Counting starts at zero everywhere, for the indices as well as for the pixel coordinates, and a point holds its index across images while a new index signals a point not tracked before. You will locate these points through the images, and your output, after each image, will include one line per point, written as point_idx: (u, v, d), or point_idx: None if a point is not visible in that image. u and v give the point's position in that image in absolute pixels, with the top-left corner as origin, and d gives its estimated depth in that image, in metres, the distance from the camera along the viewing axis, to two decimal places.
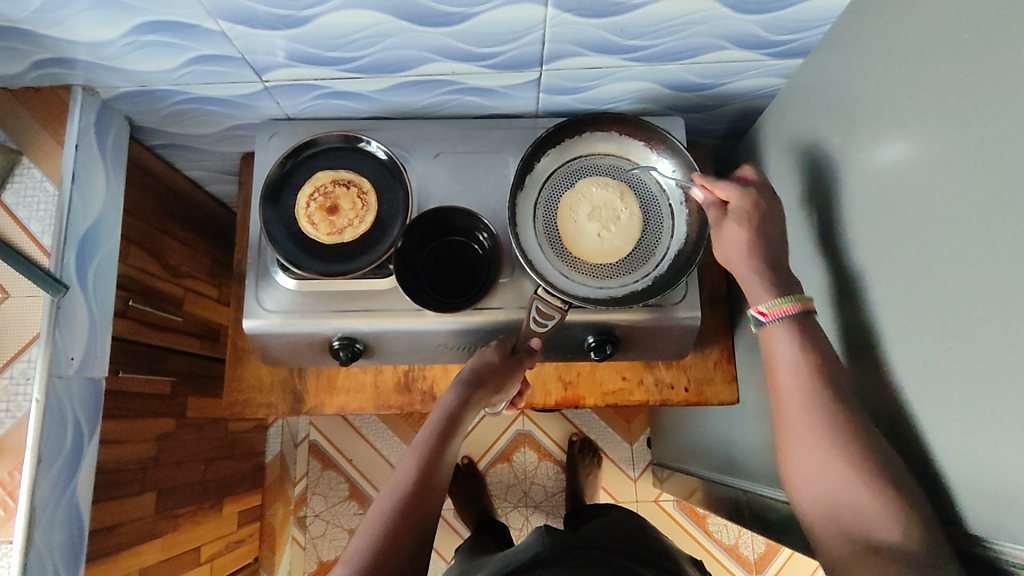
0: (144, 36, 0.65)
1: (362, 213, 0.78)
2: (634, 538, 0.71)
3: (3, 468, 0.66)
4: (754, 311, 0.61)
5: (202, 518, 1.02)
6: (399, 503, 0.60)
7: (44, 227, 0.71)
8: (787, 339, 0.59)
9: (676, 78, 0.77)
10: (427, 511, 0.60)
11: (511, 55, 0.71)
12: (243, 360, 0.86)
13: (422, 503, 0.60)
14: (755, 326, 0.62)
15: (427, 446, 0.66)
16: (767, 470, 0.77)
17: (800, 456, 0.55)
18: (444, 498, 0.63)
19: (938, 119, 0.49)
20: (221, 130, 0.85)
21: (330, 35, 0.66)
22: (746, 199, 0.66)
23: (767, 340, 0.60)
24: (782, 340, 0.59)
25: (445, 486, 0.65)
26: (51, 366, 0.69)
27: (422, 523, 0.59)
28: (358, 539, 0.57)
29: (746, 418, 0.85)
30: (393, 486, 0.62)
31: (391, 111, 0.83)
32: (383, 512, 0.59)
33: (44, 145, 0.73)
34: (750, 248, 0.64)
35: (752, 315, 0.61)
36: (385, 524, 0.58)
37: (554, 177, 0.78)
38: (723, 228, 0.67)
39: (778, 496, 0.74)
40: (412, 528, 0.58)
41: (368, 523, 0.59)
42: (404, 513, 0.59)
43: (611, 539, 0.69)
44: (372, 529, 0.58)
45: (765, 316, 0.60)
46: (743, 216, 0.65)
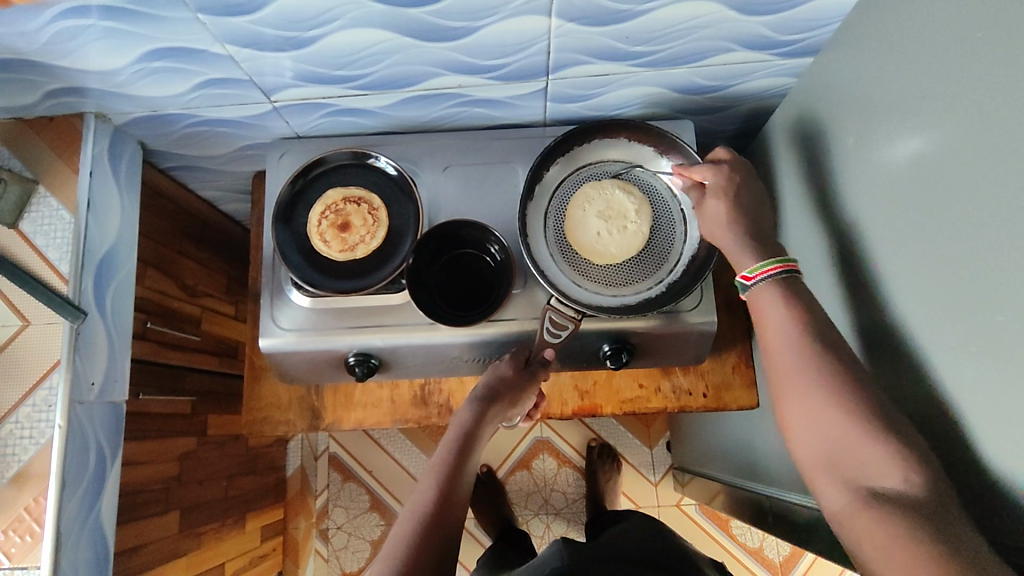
0: (152, 62, 0.66)
1: (373, 229, 0.78)
2: (653, 544, 0.70)
3: (29, 494, 0.67)
4: (741, 276, 0.62)
5: (225, 535, 1.02)
6: (421, 520, 0.60)
7: (61, 254, 0.73)
8: (776, 302, 0.58)
9: (684, 81, 0.76)
10: (449, 528, 0.60)
11: (516, 66, 0.70)
12: (260, 378, 0.87)
13: (443, 519, 0.60)
14: (745, 292, 0.62)
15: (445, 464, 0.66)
16: (789, 475, 0.76)
17: (799, 413, 0.53)
18: (464, 514, 0.63)
19: (953, 113, 0.47)
20: (232, 150, 0.86)
21: (336, 54, 0.66)
22: (721, 177, 0.69)
23: (755, 305, 0.60)
24: (772, 302, 0.58)
25: (465, 503, 0.65)
26: (73, 392, 0.70)
27: (445, 539, 0.59)
28: (382, 556, 0.58)
29: (767, 422, 0.83)
30: (415, 504, 0.62)
31: (398, 126, 0.83)
32: (405, 531, 0.59)
33: (59, 173, 0.75)
34: (731, 220, 0.66)
35: (739, 281, 0.62)
36: (406, 541, 0.58)
37: (564, 185, 0.78)
38: (703, 205, 0.69)
39: (801, 503, 0.73)
40: (434, 545, 0.58)
41: (391, 541, 0.59)
42: (427, 531, 0.59)
43: (628, 547, 0.69)
44: (394, 548, 0.58)
45: (751, 280, 0.61)
46: (718, 191, 0.68)
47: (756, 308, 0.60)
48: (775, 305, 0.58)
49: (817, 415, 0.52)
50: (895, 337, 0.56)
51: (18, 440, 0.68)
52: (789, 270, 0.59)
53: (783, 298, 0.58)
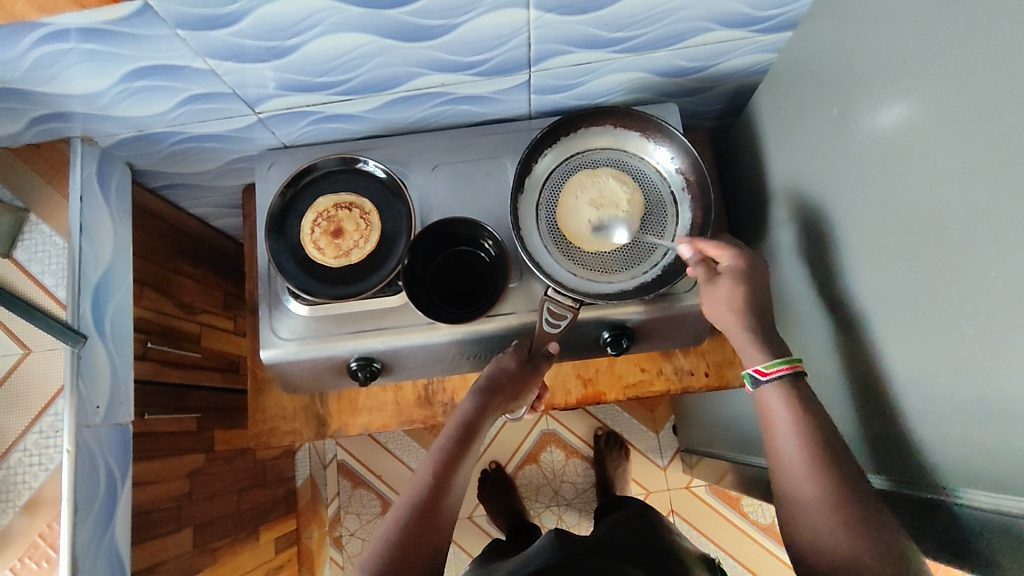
0: (135, 82, 0.66)
1: (366, 233, 0.78)
2: (647, 532, 0.73)
3: (43, 520, 0.66)
4: (754, 369, 0.63)
5: (240, 549, 1.02)
6: (413, 510, 0.60)
7: (57, 280, 0.73)
8: (783, 407, 0.60)
9: (665, 64, 0.77)
10: (439, 520, 0.60)
11: (498, 60, 0.71)
12: (263, 390, 0.87)
13: (435, 510, 0.60)
14: (750, 384, 0.64)
15: (443, 454, 0.65)
16: None
17: (805, 527, 0.55)
18: (458, 507, 0.63)
19: (934, 77, 0.48)
20: (220, 165, 0.86)
21: (317, 60, 0.66)
22: (738, 260, 0.68)
23: (761, 406, 0.63)
24: (779, 406, 0.61)
25: (461, 492, 0.65)
26: (78, 417, 0.69)
27: (434, 531, 0.59)
28: (372, 546, 0.58)
29: None
30: (408, 495, 0.62)
31: (384, 129, 0.83)
32: (397, 520, 0.59)
33: (49, 200, 0.74)
34: (746, 308, 0.66)
35: (750, 373, 0.63)
36: (396, 532, 0.58)
37: (553, 177, 0.78)
38: (715, 284, 0.68)
39: None
40: (425, 535, 0.58)
41: (381, 531, 0.59)
42: (418, 522, 0.59)
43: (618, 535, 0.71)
44: (384, 538, 0.58)
45: (764, 374, 0.62)
46: (736, 276, 0.67)
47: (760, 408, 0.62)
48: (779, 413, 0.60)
49: (822, 529, 0.54)
50: (888, 302, 0.57)
51: (27, 467, 0.67)
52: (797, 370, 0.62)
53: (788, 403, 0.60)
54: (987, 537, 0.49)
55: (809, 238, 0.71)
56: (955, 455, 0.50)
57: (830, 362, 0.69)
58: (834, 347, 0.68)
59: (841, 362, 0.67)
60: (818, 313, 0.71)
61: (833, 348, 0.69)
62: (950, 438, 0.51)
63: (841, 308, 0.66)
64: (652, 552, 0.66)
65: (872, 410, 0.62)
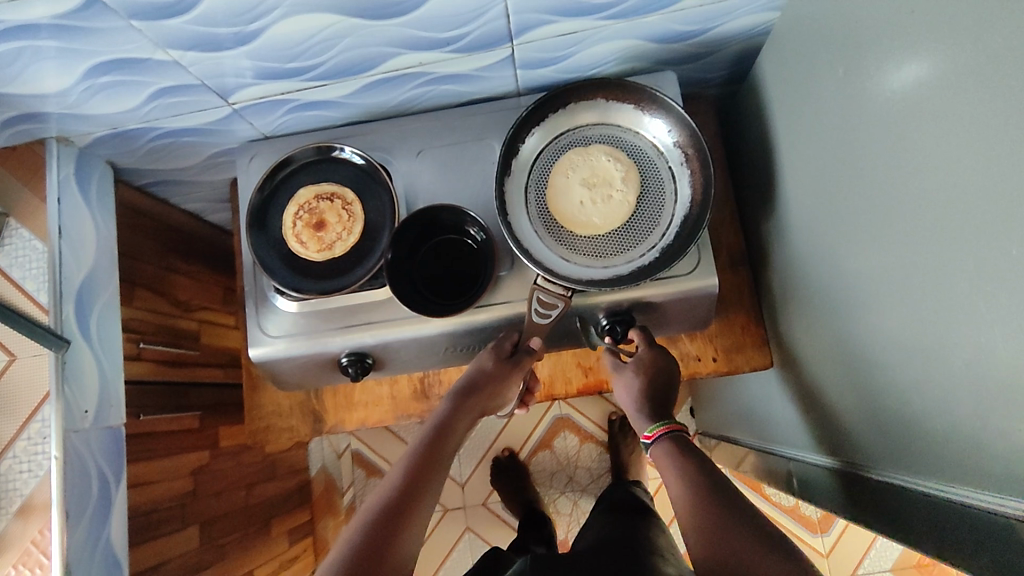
0: (100, 77, 0.63)
1: (349, 224, 0.75)
2: (634, 532, 0.72)
3: (34, 526, 0.66)
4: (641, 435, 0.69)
5: (250, 543, 1.03)
6: (384, 503, 0.57)
7: (39, 285, 0.71)
8: (665, 457, 0.65)
9: (658, 29, 0.72)
10: (411, 520, 0.56)
11: (476, 34, 0.67)
12: (258, 388, 0.85)
13: (406, 509, 0.56)
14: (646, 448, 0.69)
15: (419, 452, 0.63)
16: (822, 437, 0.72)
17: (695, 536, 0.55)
18: (435, 503, 0.60)
19: (946, 26, 0.42)
20: (204, 159, 0.84)
21: (284, 45, 0.63)
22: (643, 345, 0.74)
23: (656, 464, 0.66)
24: (661, 456, 0.66)
25: (440, 489, 0.61)
26: (66, 421, 0.68)
27: (405, 532, 0.55)
28: (340, 542, 0.54)
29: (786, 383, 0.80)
30: (380, 491, 0.59)
31: (366, 114, 0.80)
32: (367, 516, 0.56)
33: (29, 202, 0.73)
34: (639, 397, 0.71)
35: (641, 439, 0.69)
36: (366, 526, 0.55)
37: (541, 157, 0.74)
38: (623, 378, 0.73)
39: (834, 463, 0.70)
40: (398, 529, 0.55)
41: (351, 527, 0.55)
42: (390, 515, 0.56)
43: (603, 540, 0.71)
44: (353, 533, 0.54)
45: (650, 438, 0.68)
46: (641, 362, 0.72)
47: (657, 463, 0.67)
48: (667, 463, 0.64)
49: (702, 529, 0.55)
50: (903, 282, 0.51)
51: (17, 475, 0.67)
52: (674, 432, 0.67)
53: (672, 453, 0.64)
54: (1005, 536, 0.44)
55: (817, 212, 0.65)
56: (977, 453, 0.45)
57: (841, 347, 0.64)
58: (844, 330, 0.63)
59: (852, 346, 0.62)
60: (826, 293, 0.66)
61: (842, 332, 0.64)
62: (968, 432, 0.46)
63: (851, 288, 0.61)
64: (635, 552, 0.66)
65: (885, 399, 0.57)
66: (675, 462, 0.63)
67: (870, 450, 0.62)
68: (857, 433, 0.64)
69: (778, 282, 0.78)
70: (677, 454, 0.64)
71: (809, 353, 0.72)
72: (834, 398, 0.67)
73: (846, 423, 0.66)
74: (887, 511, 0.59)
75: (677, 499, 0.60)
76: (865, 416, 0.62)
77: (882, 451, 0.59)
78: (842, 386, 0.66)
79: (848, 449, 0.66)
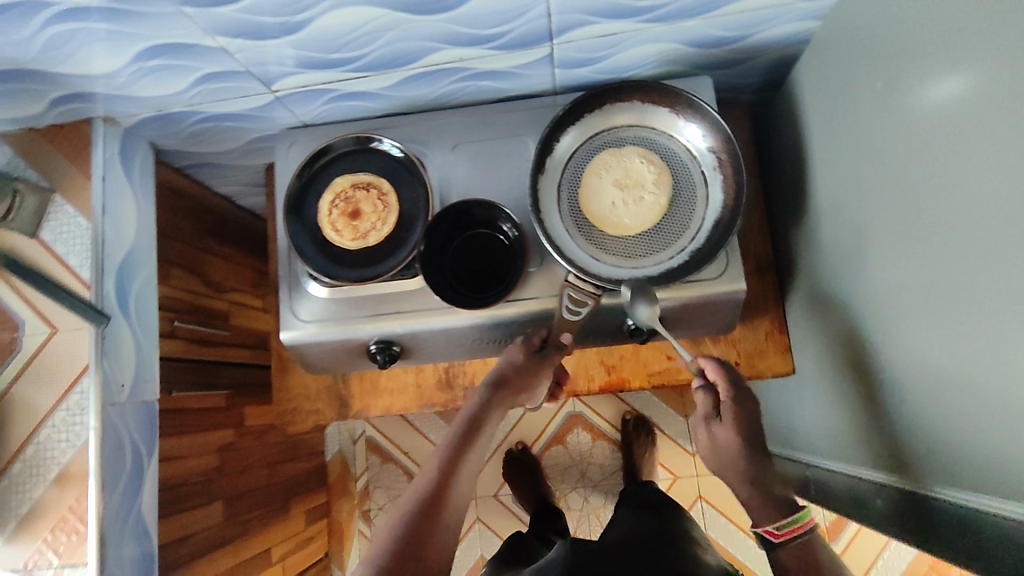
0: (149, 61, 0.65)
1: (383, 215, 0.76)
2: (666, 531, 0.73)
3: (71, 494, 0.68)
4: (765, 531, 0.62)
5: (270, 521, 1.06)
6: (417, 503, 0.58)
7: (82, 260, 0.72)
8: (805, 566, 0.59)
9: (696, 34, 0.72)
10: (443, 516, 0.57)
11: (517, 32, 0.67)
12: (287, 369, 0.87)
13: (437, 506, 0.58)
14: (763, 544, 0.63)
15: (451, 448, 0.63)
16: (841, 445, 0.73)
17: None
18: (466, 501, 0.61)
19: (988, 44, 0.43)
20: (243, 144, 0.85)
21: (329, 36, 0.64)
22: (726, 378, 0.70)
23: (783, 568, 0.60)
24: (799, 565, 0.59)
25: (470, 485, 0.62)
26: (104, 395, 0.70)
27: (437, 533, 0.56)
28: (375, 540, 0.56)
29: (808, 390, 0.80)
30: (413, 488, 0.60)
31: (403, 106, 0.81)
32: (401, 515, 0.57)
33: (73, 179, 0.75)
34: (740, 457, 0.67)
35: (761, 534, 0.62)
36: (399, 525, 0.56)
37: (575, 156, 0.75)
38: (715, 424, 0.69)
39: (851, 469, 0.71)
40: (430, 530, 0.56)
41: (386, 525, 0.57)
42: (423, 515, 0.57)
43: (636, 535, 0.72)
44: (387, 531, 0.56)
45: (777, 535, 0.61)
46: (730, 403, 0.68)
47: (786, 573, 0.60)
48: (804, 573, 0.59)
49: None
50: (934, 295, 0.52)
51: (55, 444, 0.69)
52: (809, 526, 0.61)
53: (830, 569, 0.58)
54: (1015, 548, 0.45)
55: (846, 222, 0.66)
56: (996, 466, 0.46)
57: (865, 357, 0.65)
58: (868, 339, 0.64)
59: (874, 355, 0.63)
60: (852, 303, 0.67)
61: (867, 341, 0.64)
62: (990, 445, 0.46)
63: (878, 298, 0.61)
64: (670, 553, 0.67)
65: (907, 408, 0.58)
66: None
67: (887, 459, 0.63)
68: (876, 442, 0.64)
69: (804, 289, 0.79)
70: (835, 572, 0.58)
71: (830, 361, 0.73)
72: (855, 404, 0.68)
73: (863, 428, 0.66)
74: (901, 517, 0.60)
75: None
76: (884, 424, 0.62)
77: (898, 458, 0.60)
78: (862, 392, 0.66)
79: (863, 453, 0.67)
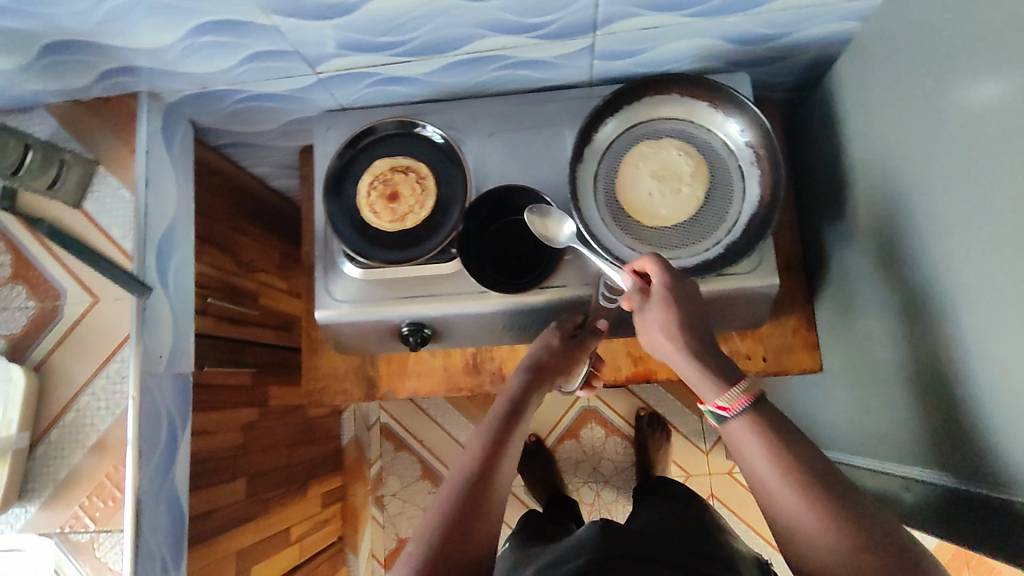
0: (201, 37, 0.65)
1: (421, 198, 0.77)
2: (697, 535, 0.75)
3: (108, 462, 0.69)
4: (714, 407, 0.55)
5: (290, 501, 1.07)
6: (465, 482, 0.58)
7: (124, 233, 0.73)
8: (752, 438, 0.52)
9: (738, 30, 0.73)
10: (489, 496, 0.58)
11: (563, 21, 0.68)
12: (317, 349, 0.88)
13: (484, 486, 0.58)
14: (717, 421, 0.56)
15: (493, 428, 0.63)
16: (890, 444, 0.74)
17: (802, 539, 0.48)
18: (509, 482, 0.61)
19: None
20: (280, 125, 0.86)
21: (380, 19, 0.65)
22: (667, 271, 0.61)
23: (730, 437, 0.54)
24: (746, 437, 0.53)
25: (513, 466, 0.63)
26: (143, 364, 0.71)
27: (485, 513, 0.57)
28: (425, 520, 0.56)
29: (849, 388, 0.81)
30: (458, 469, 0.60)
31: (442, 93, 0.82)
32: (448, 495, 0.57)
33: (116, 151, 0.75)
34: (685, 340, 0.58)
35: (711, 411, 0.56)
36: (448, 506, 0.56)
37: (613, 146, 0.76)
38: (646, 311, 0.62)
39: (900, 471, 0.72)
40: (479, 510, 0.56)
41: (434, 505, 0.57)
42: (472, 495, 0.57)
43: (668, 531, 0.74)
44: (437, 512, 0.56)
45: (728, 410, 0.54)
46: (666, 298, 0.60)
47: (734, 445, 0.54)
48: (749, 440, 0.52)
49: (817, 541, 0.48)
50: (993, 293, 0.53)
51: (95, 411, 0.70)
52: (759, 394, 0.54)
53: (770, 449, 0.51)
54: None
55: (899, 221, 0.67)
56: None
57: (917, 356, 0.66)
58: (920, 338, 0.65)
59: (927, 353, 0.64)
60: (904, 302, 0.68)
61: (919, 337, 0.65)
62: None
63: (931, 296, 0.62)
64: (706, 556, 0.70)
65: (962, 405, 0.59)
66: (783, 469, 0.50)
67: (940, 457, 0.63)
68: (928, 442, 0.66)
69: (843, 288, 0.80)
70: (774, 450, 0.51)
71: (877, 362, 0.74)
72: (904, 403, 0.69)
73: (916, 427, 0.68)
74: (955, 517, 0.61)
75: (801, 531, 0.48)
76: (936, 423, 0.64)
77: (952, 459, 0.61)
78: (914, 390, 0.67)
79: (916, 452, 0.68)
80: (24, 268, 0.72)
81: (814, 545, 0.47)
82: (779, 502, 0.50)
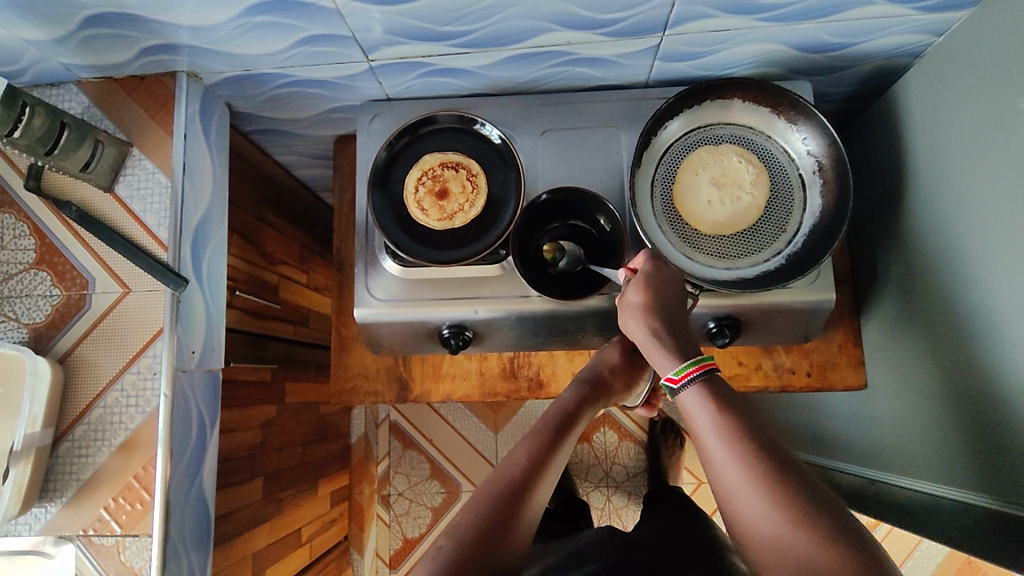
0: (255, 17, 0.61)
1: (472, 197, 0.74)
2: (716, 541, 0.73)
3: (137, 462, 0.65)
4: (665, 379, 0.56)
5: (301, 501, 1.03)
6: (511, 479, 0.56)
7: (159, 220, 0.70)
8: (703, 407, 0.52)
9: (807, 38, 0.71)
10: (533, 492, 0.56)
11: (635, 19, 0.65)
12: (347, 347, 0.85)
13: (530, 481, 0.56)
14: (671, 394, 0.56)
15: (543, 433, 0.62)
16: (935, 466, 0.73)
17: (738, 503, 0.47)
18: (553, 487, 0.59)
19: None
20: (320, 113, 0.83)
21: (447, 7, 0.61)
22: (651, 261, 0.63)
23: (684, 412, 0.54)
24: (698, 408, 0.52)
25: (559, 472, 0.61)
26: (176, 360, 0.67)
27: (526, 511, 0.55)
28: (463, 510, 0.54)
29: (895, 403, 0.80)
30: (503, 467, 0.58)
31: (492, 87, 0.79)
32: (490, 489, 0.55)
33: (152, 133, 0.71)
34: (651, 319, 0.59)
35: (664, 384, 0.56)
36: (491, 499, 0.54)
37: (671, 151, 0.74)
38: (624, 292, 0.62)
39: (945, 494, 0.71)
40: (521, 507, 0.54)
41: (474, 498, 0.55)
42: (516, 491, 0.55)
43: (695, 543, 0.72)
44: (479, 502, 0.54)
45: (676, 382, 0.55)
46: (640, 282, 0.61)
47: (689, 419, 0.54)
48: (701, 410, 0.52)
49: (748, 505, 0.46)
50: None
51: (124, 408, 0.66)
52: (708, 371, 0.54)
53: (717, 423, 0.50)
54: None
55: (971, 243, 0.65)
56: None
57: (980, 380, 0.65)
58: (985, 362, 0.64)
59: (994, 379, 0.62)
60: (969, 325, 0.66)
61: (982, 362, 0.64)
62: None
63: (1005, 322, 0.61)
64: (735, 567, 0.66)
65: None
66: (729, 437, 0.49)
67: (1001, 486, 0.62)
68: (985, 469, 0.64)
69: (896, 305, 0.79)
70: (721, 421, 0.50)
71: (930, 381, 0.73)
72: (956, 426, 0.68)
73: (965, 452, 0.67)
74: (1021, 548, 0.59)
75: (741, 501, 0.47)
76: (999, 451, 0.62)
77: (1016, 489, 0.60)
78: (967, 415, 0.67)
79: (966, 477, 0.67)
80: (49, 253, 0.68)
81: (751, 518, 0.46)
82: (722, 469, 0.48)
